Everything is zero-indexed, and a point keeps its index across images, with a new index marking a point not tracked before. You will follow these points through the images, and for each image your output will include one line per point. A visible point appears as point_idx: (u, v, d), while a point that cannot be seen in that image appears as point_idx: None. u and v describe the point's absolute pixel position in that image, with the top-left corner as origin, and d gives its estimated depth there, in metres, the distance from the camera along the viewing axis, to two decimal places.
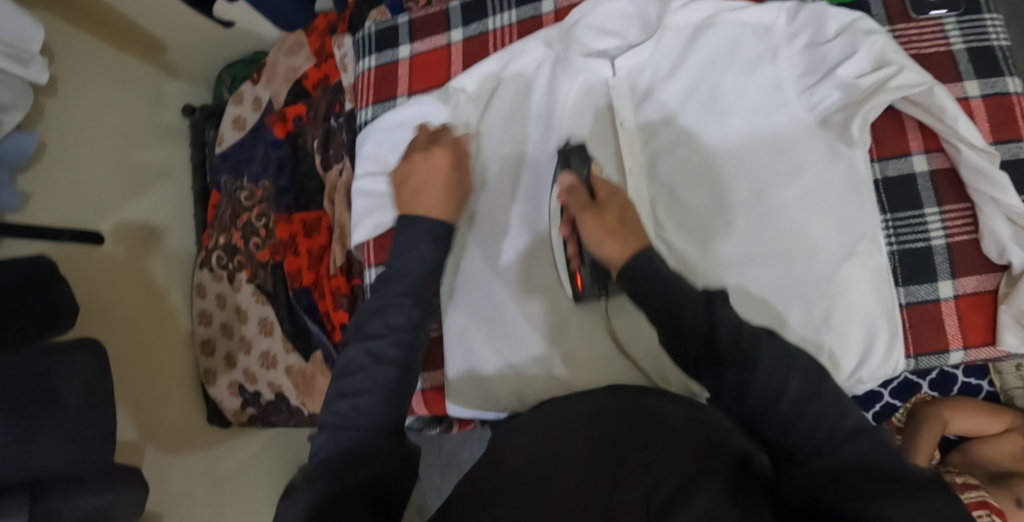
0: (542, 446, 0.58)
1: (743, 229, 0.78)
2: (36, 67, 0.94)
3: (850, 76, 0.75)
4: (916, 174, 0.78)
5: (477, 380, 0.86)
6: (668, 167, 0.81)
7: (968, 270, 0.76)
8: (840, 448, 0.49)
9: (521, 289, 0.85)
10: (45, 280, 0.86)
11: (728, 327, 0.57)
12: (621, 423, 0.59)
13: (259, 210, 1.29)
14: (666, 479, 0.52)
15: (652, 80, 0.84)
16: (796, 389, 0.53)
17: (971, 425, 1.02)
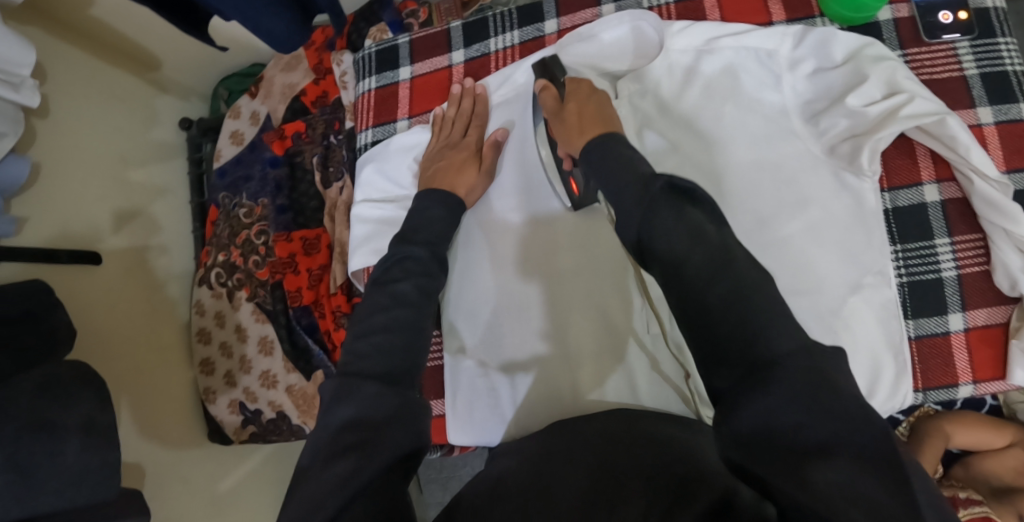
0: (539, 472, 0.55)
1: None
2: (28, 90, 0.92)
3: (858, 105, 0.73)
4: (927, 204, 0.76)
5: (477, 407, 0.85)
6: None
7: (979, 302, 0.75)
8: (767, 395, 0.41)
9: (522, 318, 0.83)
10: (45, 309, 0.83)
11: (663, 228, 0.49)
12: (622, 451, 0.55)
13: (258, 227, 1.28)
14: (660, 499, 0.48)
15: (655, 105, 0.82)
16: (724, 291, 0.46)
17: (973, 439, 0.94)
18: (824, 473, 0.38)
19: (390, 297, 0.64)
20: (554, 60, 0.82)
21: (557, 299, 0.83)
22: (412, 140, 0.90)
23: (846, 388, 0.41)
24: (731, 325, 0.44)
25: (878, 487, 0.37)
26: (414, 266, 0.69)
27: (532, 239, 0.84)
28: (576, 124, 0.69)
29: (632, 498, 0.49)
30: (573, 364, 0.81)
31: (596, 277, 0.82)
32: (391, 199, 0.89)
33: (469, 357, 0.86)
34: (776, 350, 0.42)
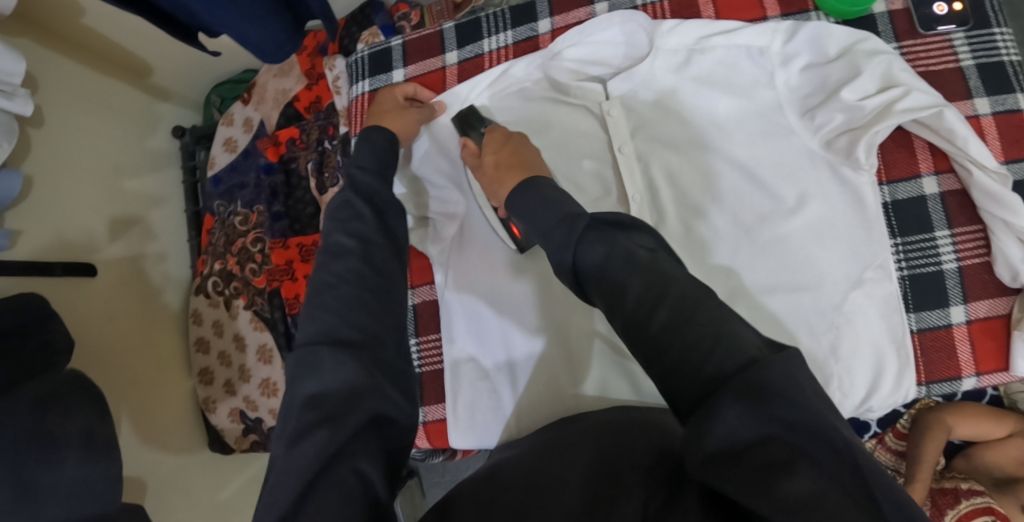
0: (538, 466, 0.55)
1: (745, 262, 0.76)
2: (23, 98, 0.92)
3: (854, 99, 0.73)
4: (926, 197, 0.76)
5: (478, 410, 0.84)
6: (669, 195, 0.79)
7: (980, 294, 0.75)
8: (723, 412, 0.43)
9: (518, 323, 0.83)
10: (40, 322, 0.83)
11: (594, 252, 0.55)
12: (629, 438, 0.56)
13: (254, 235, 1.26)
14: (658, 482, 0.49)
15: (649, 106, 0.81)
16: (665, 319, 0.49)
17: (974, 430, 0.96)
18: (793, 487, 0.40)
19: (326, 253, 0.62)
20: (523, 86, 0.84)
21: (552, 302, 0.82)
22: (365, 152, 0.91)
23: (802, 395, 0.42)
24: (675, 344, 0.48)
25: (842, 499, 0.39)
26: (348, 213, 0.65)
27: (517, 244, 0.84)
28: (498, 176, 0.76)
29: (622, 494, 0.49)
30: (573, 365, 0.81)
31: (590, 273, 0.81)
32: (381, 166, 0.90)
33: (471, 359, 0.85)
34: (721, 366, 0.45)
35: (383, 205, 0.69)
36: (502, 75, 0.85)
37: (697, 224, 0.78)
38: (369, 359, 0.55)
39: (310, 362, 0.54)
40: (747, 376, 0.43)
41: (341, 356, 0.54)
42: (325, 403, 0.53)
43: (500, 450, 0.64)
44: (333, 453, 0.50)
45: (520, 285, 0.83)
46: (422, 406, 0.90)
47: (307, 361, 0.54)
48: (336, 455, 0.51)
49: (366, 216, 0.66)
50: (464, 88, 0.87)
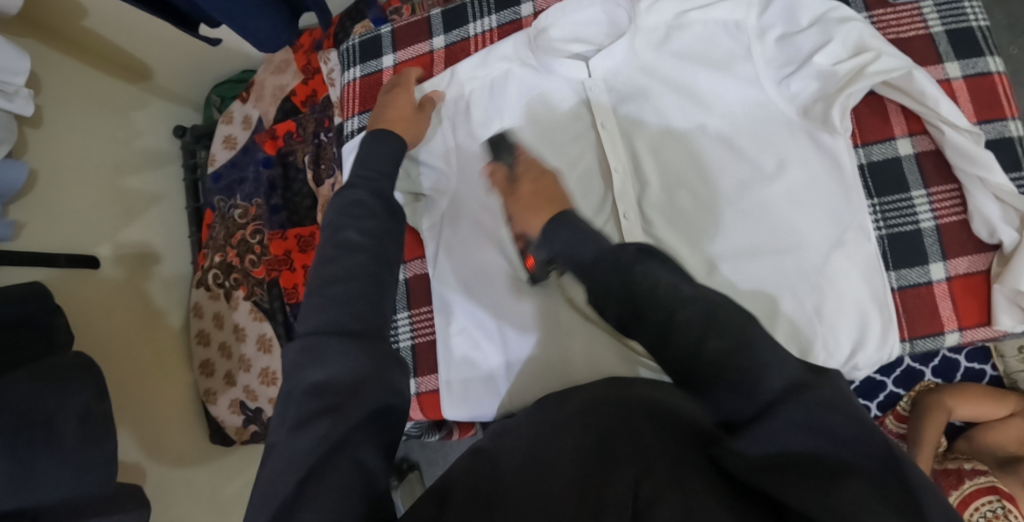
0: (528, 448, 0.51)
1: (730, 228, 0.76)
2: (23, 99, 0.96)
3: (826, 64, 0.74)
4: (901, 158, 0.78)
5: (472, 386, 0.86)
6: (652, 168, 0.79)
7: (958, 251, 0.76)
8: (775, 423, 0.43)
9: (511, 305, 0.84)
10: (41, 311, 0.85)
11: (644, 283, 0.53)
12: (616, 415, 0.51)
13: (253, 227, 1.29)
14: (652, 464, 0.45)
15: (631, 80, 0.81)
16: (718, 345, 0.48)
17: (972, 412, 1.13)
18: (844, 497, 0.38)
19: (336, 248, 0.62)
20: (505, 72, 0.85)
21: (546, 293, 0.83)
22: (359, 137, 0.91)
23: (852, 412, 0.42)
24: (727, 367, 0.46)
25: (887, 512, 0.37)
26: (362, 210, 0.66)
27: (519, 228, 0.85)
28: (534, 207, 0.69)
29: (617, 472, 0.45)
30: (562, 336, 0.82)
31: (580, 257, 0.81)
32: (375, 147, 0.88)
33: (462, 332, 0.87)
34: (780, 386, 0.44)
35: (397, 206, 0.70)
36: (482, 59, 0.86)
37: (680, 193, 0.78)
38: (377, 351, 0.55)
39: (314, 350, 0.54)
40: (800, 395, 0.43)
41: (346, 347, 0.54)
42: (329, 391, 0.52)
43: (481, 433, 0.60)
44: (334, 442, 0.49)
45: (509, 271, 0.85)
46: (415, 377, 0.91)
47: (313, 352, 0.54)
48: (339, 444, 0.49)
49: (379, 214, 0.66)
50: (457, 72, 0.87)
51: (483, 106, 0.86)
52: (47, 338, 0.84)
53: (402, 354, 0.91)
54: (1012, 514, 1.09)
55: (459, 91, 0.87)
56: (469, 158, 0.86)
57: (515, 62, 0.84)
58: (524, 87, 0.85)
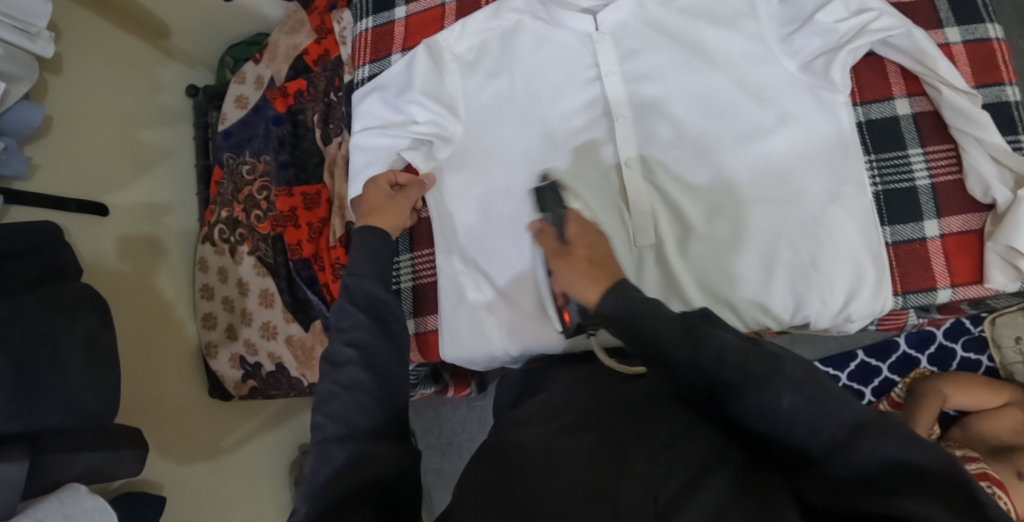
0: (529, 448, 0.47)
1: (732, 182, 0.75)
2: (44, 41, 0.98)
3: (829, 22, 0.73)
4: (899, 117, 0.79)
5: (481, 324, 0.81)
6: (659, 123, 0.77)
7: (953, 209, 0.77)
8: (858, 446, 0.42)
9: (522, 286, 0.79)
10: (52, 246, 0.86)
11: (708, 349, 0.47)
12: (615, 417, 0.48)
13: (259, 184, 1.30)
14: (674, 469, 0.43)
15: (638, 34, 0.78)
16: (794, 400, 0.44)
17: (969, 400, 1.19)
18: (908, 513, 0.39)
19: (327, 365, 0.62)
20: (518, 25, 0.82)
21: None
22: (371, 85, 0.88)
23: (910, 434, 0.42)
24: (795, 415, 0.44)
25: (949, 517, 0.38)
26: (347, 321, 0.64)
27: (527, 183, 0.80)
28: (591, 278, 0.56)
29: (641, 468, 0.43)
30: None
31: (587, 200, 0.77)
32: (388, 126, 0.85)
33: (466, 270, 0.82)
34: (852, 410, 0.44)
35: (386, 313, 0.66)
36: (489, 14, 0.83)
37: (686, 142, 0.76)
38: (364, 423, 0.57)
39: (324, 458, 0.57)
40: (876, 422, 0.43)
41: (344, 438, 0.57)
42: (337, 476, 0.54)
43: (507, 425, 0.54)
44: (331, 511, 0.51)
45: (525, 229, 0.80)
46: (415, 318, 0.87)
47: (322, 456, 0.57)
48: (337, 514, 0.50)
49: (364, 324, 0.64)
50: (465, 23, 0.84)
51: (490, 62, 0.83)
52: (58, 272, 0.86)
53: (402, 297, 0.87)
54: (1003, 501, 1.12)
55: (466, 45, 0.84)
56: (479, 108, 0.82)
57: (525, 15, 0.82)
58: (528, 41, 0.82)
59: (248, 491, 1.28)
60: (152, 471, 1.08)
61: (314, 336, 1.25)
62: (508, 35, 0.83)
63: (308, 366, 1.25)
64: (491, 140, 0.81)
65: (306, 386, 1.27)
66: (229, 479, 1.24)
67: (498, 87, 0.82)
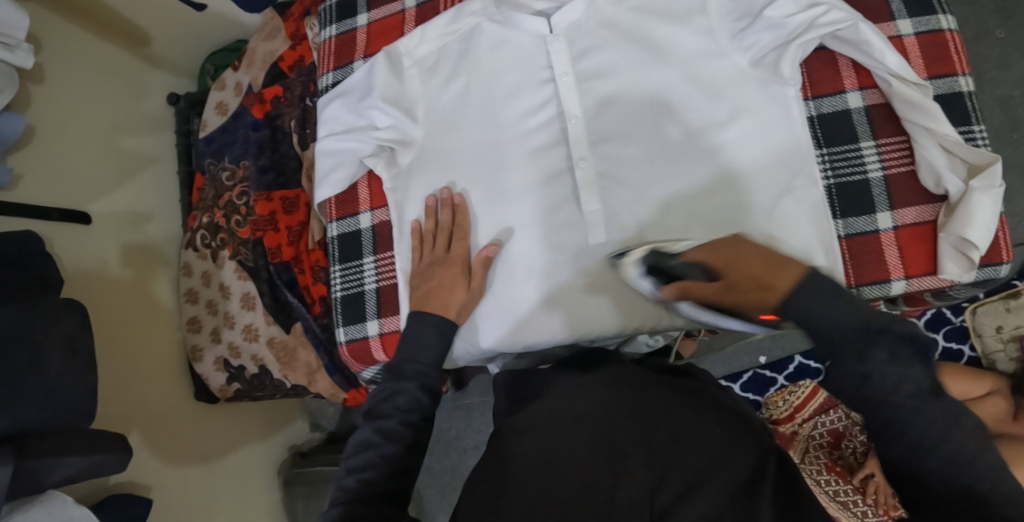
0: (543, 445, 0.56)
1: (686, 178, 0.76)
2: (23, 52, 0.99)
3: (780, 17, 0.74)
4: (851, 110, 0.80)
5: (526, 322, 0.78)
6: (612, 122, 0.77)
7: (906, 201, 0.78)
8: (927, 463, 0.51)
9: (519, 283, 0.78)
10: (33, 253, 0.88)
11: (884, 378, 0.52)
12: (628, 418, 0.57)
13: (240, 189, 1.32)
14: (671, 475, 0.54)
15: (591, 34, 0.79)
16: (927, 427, 0.50)
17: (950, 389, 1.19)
18: None
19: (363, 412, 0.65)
20: (476, 27, 0.83)
21: (532, 245, 0.78)
22: (336, 90, 0.89)
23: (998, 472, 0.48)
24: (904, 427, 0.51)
25: None
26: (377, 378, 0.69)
27: (483, 187, 0.80)
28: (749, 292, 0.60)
29: (638, 471, 0.53)
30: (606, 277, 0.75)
31: (544, 195, 0.78)
32: (351, 131, 0.86)
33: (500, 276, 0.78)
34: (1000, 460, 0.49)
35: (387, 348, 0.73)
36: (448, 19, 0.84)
37: (643, 137, 0.77)
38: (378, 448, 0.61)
39: None
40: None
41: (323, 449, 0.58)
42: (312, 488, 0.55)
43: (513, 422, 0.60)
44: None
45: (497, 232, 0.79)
46: (377, 319, 0.86)
47: None
48: None
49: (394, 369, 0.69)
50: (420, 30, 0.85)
51: (450, 64, 0.84)
52: (40, 279, 0.88)
53: (365, 297, 0.86)
54: None
55: (423, 49, 0.85)
56: (440, 109, 0.83)
57: (483, 18, 0.83)
58: (484, 44, 0.82)
59: (236, 492, 1.30)
60: (139, 474, 1.10)
61: (296, 338, 1.28)
62: (468, 37, 0.83)
63: (291, 366, 1.27)
64: (448, 143, 0.82)
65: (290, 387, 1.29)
66: (217, 481, 1.26)
67: (455, 90, 0.83)
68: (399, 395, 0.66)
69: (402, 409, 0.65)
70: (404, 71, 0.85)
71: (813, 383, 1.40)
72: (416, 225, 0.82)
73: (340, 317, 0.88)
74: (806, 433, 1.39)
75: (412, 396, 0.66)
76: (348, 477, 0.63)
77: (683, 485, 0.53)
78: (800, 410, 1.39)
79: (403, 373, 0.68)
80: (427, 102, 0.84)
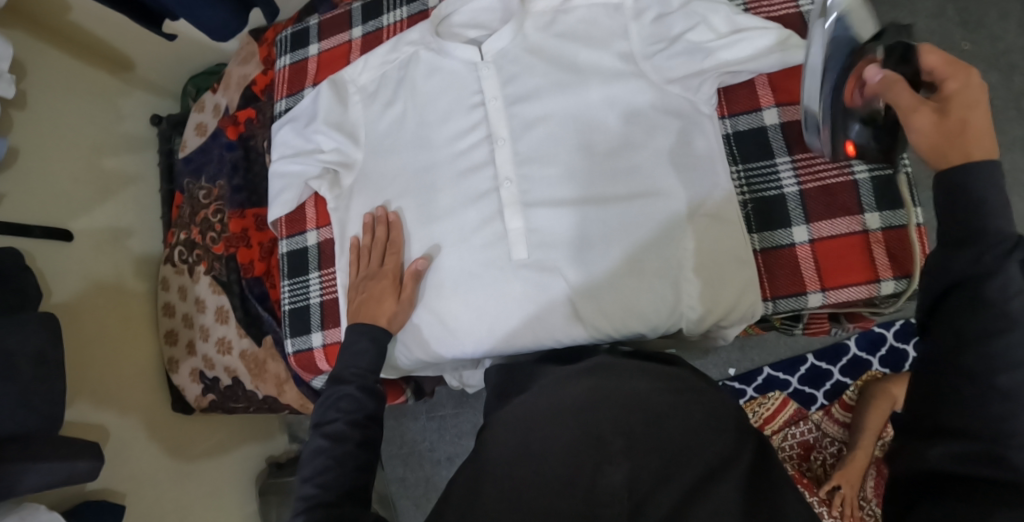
0: (519, 441, 0.61)
1: (604, 198, 0.78)
2: (5, 81, 1.04)
3: (697, 42, 0.78)
4: (766, 127, 0.83)
5: (500, 325, 0.80)
6: (535, 145, 0.81)
7: (821, 215, 0.80)
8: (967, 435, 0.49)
9: (447, 297, 0.82)
10: (11, 269, 0.93)
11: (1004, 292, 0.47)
12: (609, 409, 0.61)
13: (215, 207, 1.38)
14: (647, 462, 0.57)
15: (518, 60, 0.83)
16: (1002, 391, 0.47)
17: None
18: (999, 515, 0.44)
19: (326, 438, 0.70)
20: (413, 55, 0.89)
21: (458, 259, 0.81)
22: (290, 113, 0.96)
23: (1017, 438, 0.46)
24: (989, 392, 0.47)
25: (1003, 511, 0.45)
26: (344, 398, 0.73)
27: (419, 209, 0.85)
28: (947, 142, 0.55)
29: (618, 457, 0.57)
30: (554, 285, 0.78)
31: (469, 213, 0.81)
32: (300, 154, 0.92)
33: (455, 291, 0.81)
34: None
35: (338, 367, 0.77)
36: (388, 50, 0.90)
37: (564, 156, 0.80)
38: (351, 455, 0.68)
39: None
40: None
41: None
42: None
43: (509, 415, 0.66)
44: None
45: (430, 247, 0.84)
46: (322, 330, 0.94)
47: None
48: None
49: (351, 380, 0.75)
50: (365, 59, 0.92)
51: (390, 90, 0.90)
52: (16, 295, 0.92)
53: (310, 309, 0.95)
54: None
55: (367, 77, 0.92)
56: (379, 135, 0.89)
57: (420, 47, 0.88)
58: (419, 72, 0.88)
59: (212, 502, 1.33)
60: (113, 483, 1.14)
61: (266, 350, 1.33)
62: (407, 64, 0.89)
63: (260, 378, 1.32)
64: (386, 163, 0.88)
65: (261, 398, 1.33)
66: (193, 490, 1.29)
67: (394, 117, 0.89)
68: (342, 399, 0.73)
69: (345, 411, 0.72)
70: (350, 98, 0.92)
71: (782, 394, 1.39)
72: (355, 241, 0.88)
73: (288, 328, 0.96)
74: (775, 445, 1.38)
75: (355, 398, 0.73)
76: (305, 485, 0.68)
77: (661, 471, 0.57)
78: (769, 421, 1.38)
79: (342, 378, 0.75)
80: (372, 125, 0.90)
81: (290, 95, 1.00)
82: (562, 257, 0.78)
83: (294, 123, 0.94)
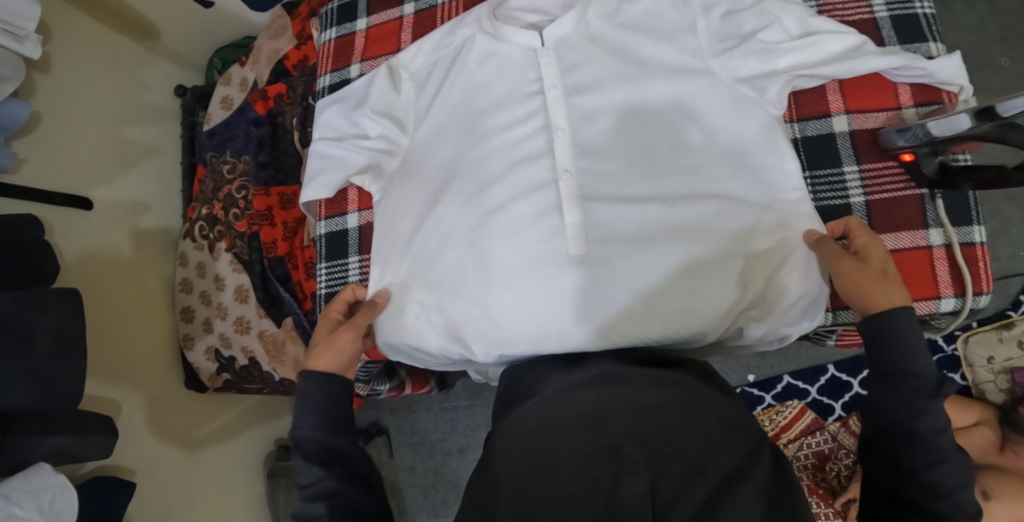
0: (538, 452, 0.57)
1: (664, 198, 0.76)
2: (31, 44, 1.00)
3: (768, 41, 0.76)
4: (835, 134, 0.81)
5: (551, 324, 0.76)
6: (594, 139, 0.78)
7: (887, 227, 0.79)
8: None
9: (498, 291, 0.78)
10: None
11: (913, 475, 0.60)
12: (620, 421, 0.57)
13: (239, 183, 1.35)
14: (665, 470, 0.53)
15: (579, 49, 0.80)
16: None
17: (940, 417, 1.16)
18: None
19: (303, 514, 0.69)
20: (469, 38, 0.86)
21: (511, 253, 0.78)
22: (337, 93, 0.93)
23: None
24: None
25: None
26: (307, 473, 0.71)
27: (468, 198, 0.82)
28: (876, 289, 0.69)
29: (636, 467, 0.53)
30: (611, 283, 0.75)
31: (524, 205, 0.78)
32: (342, 138, 0.90)
33: (505, 286, 0.78)
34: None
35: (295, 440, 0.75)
36: (442, 33, 0.88)
37: (623, 153, 0.78)
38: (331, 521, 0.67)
39: None
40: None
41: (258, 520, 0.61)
42: None
43: (527, 420, 0.62)
44: None
45: (477, 238, 0.80)
46: None
47: None
48: None
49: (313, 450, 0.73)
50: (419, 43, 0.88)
51: (442, 72, 0.86)
52: None
53: None
54: None
55: (417, 60, 0.89)
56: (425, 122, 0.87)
57: (477, 33, 0.85)
58: (473, 58, 0.85)
59: (220, 485, 1.31)
60: (124, 460, 1.12)
61: (285, 332, 1.30)
62: (462, 47, 0.86)
63: (279, 360, 1.29)
64: (433, 151, 0.86)
65: (278, 380, 1.30)
66: (202, 473, 1.27)
67: (445, 102, 0.86)
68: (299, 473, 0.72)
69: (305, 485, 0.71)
70: (399, 80, 0.89)
71: (800, 403, 1.37)
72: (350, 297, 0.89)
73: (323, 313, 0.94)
74: (790, 454, 1.37)
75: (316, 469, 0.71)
76: None
77: (681, 478, 0.53)
78: (786, 430, 1.37)
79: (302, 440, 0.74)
80: (421, 111, 0.87)
81: (335, 72, 0.97)
82: (621, 257, 0.75)
83: (342, 103, 0.91)
